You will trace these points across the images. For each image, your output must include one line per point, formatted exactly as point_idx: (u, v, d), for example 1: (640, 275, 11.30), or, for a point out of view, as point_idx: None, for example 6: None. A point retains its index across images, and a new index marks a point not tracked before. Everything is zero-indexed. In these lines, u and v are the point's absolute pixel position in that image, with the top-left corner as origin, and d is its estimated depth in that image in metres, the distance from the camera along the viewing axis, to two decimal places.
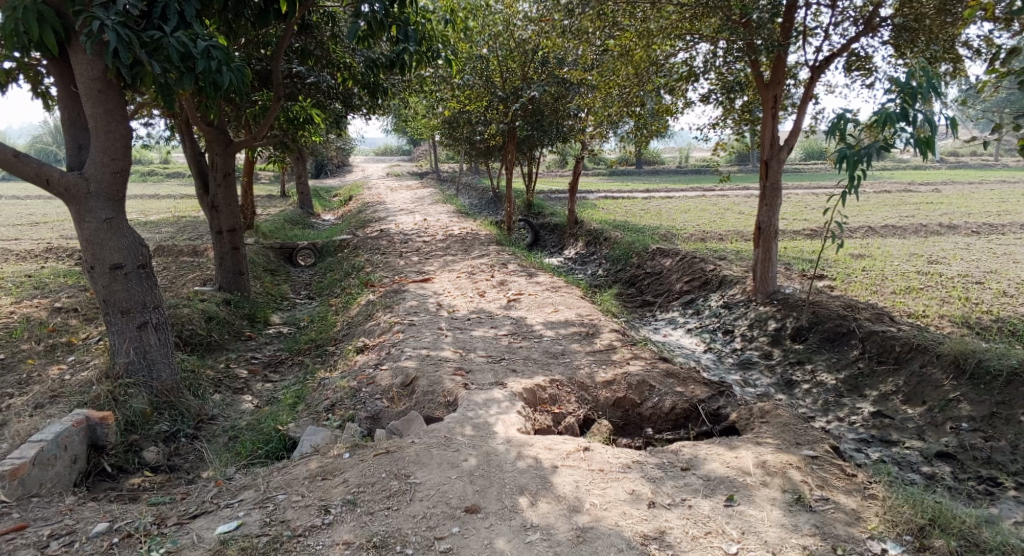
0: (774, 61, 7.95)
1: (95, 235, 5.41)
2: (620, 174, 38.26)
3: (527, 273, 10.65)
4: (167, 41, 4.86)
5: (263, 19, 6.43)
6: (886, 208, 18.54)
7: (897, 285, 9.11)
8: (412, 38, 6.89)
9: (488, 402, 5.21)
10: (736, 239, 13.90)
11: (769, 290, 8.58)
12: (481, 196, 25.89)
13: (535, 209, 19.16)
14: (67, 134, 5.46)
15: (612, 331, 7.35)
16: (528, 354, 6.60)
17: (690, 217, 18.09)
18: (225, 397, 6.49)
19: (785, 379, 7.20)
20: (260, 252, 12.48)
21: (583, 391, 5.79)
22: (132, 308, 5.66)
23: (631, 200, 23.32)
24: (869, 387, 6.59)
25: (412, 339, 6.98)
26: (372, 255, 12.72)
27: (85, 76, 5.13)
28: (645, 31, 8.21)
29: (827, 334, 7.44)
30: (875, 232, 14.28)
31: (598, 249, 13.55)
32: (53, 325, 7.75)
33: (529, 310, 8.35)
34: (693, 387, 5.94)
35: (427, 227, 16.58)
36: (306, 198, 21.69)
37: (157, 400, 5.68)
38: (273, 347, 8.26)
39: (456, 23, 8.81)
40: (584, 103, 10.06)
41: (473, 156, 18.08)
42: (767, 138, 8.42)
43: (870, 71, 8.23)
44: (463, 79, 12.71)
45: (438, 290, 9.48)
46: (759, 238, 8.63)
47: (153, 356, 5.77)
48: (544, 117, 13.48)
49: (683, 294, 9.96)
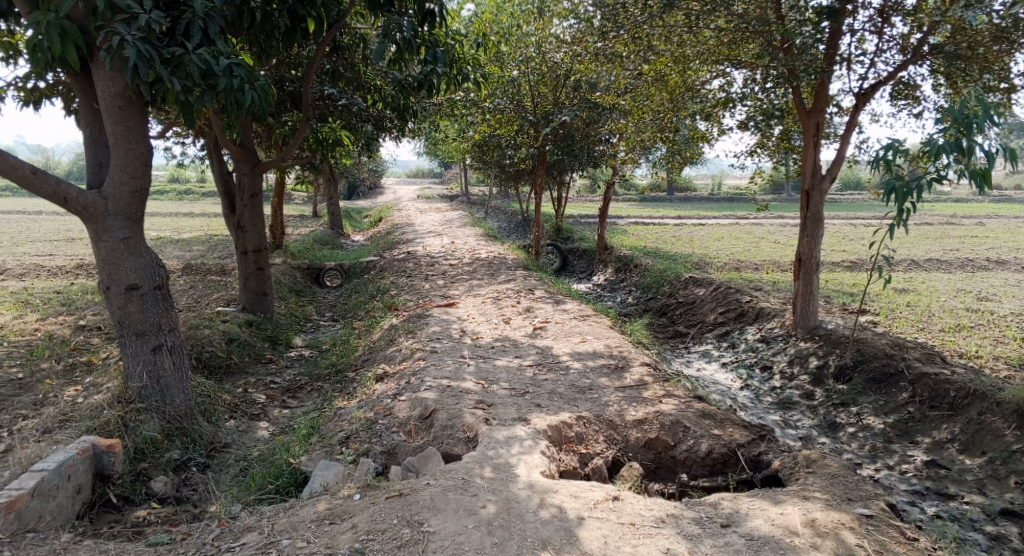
0: (816, 87, 7.58)
1: (110, 254, 5.29)
2: (651, 200, 37.95)
3: (554, 300, 10.33)
4: (189, 58, 4.76)
5: (292, 37, 6.36)
6: (930, 241, 17.85)
7: (946, 322, 8.58)
8: (440, 59, 6.70)
9: (510, 440, 4.89)
10: (771, 269, 13.43)
11: (810, 325, 8.12)
12: (510, 220, 25.72)
13: (564, 234, 18.92)
14: (88, 152, 5.39)
15: (643, 365, 6.98)
16: (554, 388, 6.27)
17: (723, 244, 17.65)
18: (240, 424, 6.32)
19: (827, 421, 6.74)
20: (286, 272, 12.41)
21: (612, 430, 5.44)
22: (147, 330, 5.51)
23: (662, 226, 22.97)
24: (921, 434, 6.10)
25: (433, 368, 6.70)
26: (398, 278, 12.56)
27: (107, 92, 5.07)
28: (681, 55, 8.03)
29: (873, 374, 6.95)
30: (919, 265, 13.67)
31: (628, 277, 13.21)
32: (74, 343, 7.69)
33: (555, 340, 8.02)
34: (731, 429, 5.53)
35: (455, 250, 16.43)
36: (337, 219, 21.80)
37: (170, 426, 5.49)
38: (293, 371, 8.06)
39: (488, 46, 8.67)
40: (616, 127, 9.82)
41: (503, 180, 17.97)
42: (809, 167, 8.03)
43: (918, 99, 7.81)
44: (494, 103, 12.65)
45: (462, 316, 9.23)
46: (800, 270, 8.20)
47: (166, 380, 5.61)
48: (575, 141, 13.37)
49: (717, 326, 9.53)
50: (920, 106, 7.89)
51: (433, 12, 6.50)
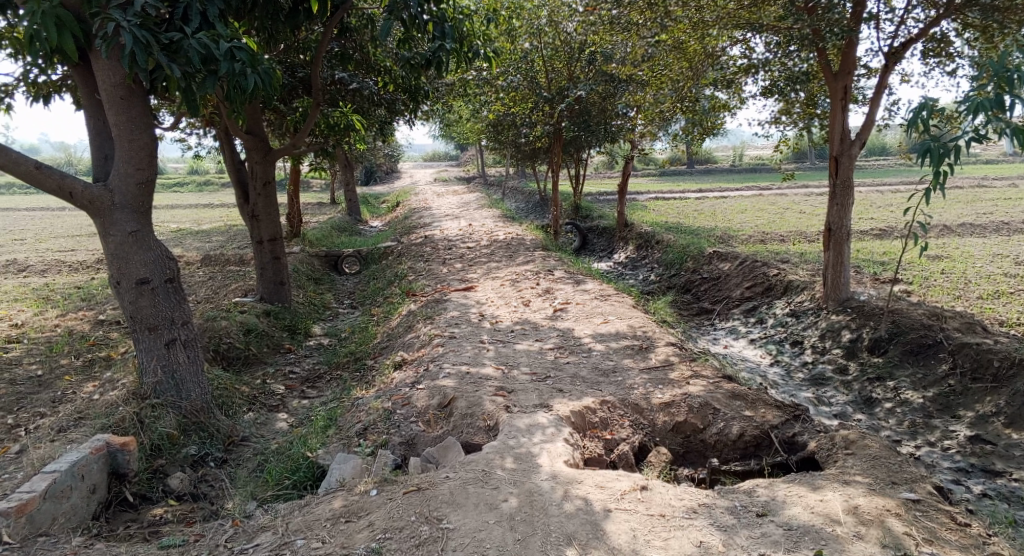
0: (843, 48, 7.16)
1: (119, 249, 5.18)
2: (671, 174, 37.31)
3: (574, 280, 10.09)
4: (187, 42, 4.55)
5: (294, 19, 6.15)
6: (962, 204, 17.19)
7: (983, 289, 8.18)
8: (448, 33, 6.44)
9: (532, 428, 4.71)
10: (798, 240, 13.02)
11: (841, 297, 7.76)
12: (528, 200, 25.43)
13: (582, 212, 18.62)
14: (92, 144, 5.26)
15: (668, 345, 6.73)
16: (576, 372, 6.07)
17: (747, 217, 17.19)
18: (258, 416, 6.25)
19: (863, 397, 6.44)
20: (304, 260, 12.32)
21: (637, 414, 5.24)
22: (159, 325, 5.41)
23: (684, 200, 22.50)
24: (963, 407, 5.78)
25: (452, 354, 6.53)
26: (416, 262, 12.41)
27: (107, 82, 4.90)
28: (700, 22, 7.58)
29: (910, 346, 6.60)
30: (953, 231, 13.15)
31: (650, 253, 12.91)
32: (94, 339, 7.67)
33: (577, 321, 7.80)
34: (763, 410, 5.30)
35: (472, 232, 16.25)
36: (354, 206, 21.68)
37: (186, 421, 5.42)
38: (312, 361, 7.97)
39: (497, 19, 8.36)
40: (633, 99, 9.47)
41: (520, 159, 17.69)
42: (837, 132, 7.61)
43: (951, 56, 7.32)
44: (507, 80, 12.38)
45: (480, 299, 9.05)
46: (829, 241, 7.84)
47: (182, 375, 5.54)
48: (591, 116, 12.79)
49: (743, 301, 9.23)
50: (954, 63, 7.42)
51: None
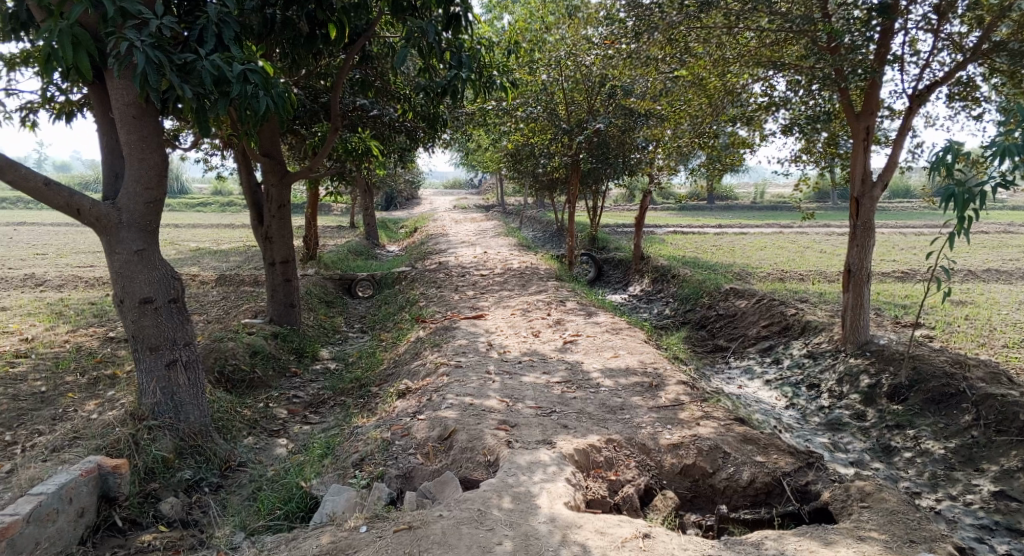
0: (865, 89, 7.03)
1: (124, 267, 5.17)
2: (690, 209, 37.14)
3: (586, 311, 9.94)
4: (200, 64, 4.58)
5: (312, 43, 6.20)
6: (988, 250, 16.82)
7: (1009, 337, 7.89)
8: (465, 63, 6.43)
9: (533, 466, 4.54)
10: (818, 280, 12.77)
11: (860, 341, 7.51)
12: (545, 230, 25.41)
13: (599, 243, 18.52)
14: (105, 163, 5.30)
15: (679, 383, 6.53)
16: (582, 408, 5.89)
17: (766, 254, 16.97)
18: (258, 442, 6.15)
19: (881, 445, 6.16)
20: (318, 282, 12.31)
21: (644, 455, 5.05)
22: (160, 345, 5.36)
23: (702, 235, 22.32)
24: (987, 460, 5.49)
25: (457, 384, 6.39)
26: (428, 288, 12.34)
27: (120, 101, 4.95)
28: (720, 59, 7.59)
29: (931, 394, 6.33)
30: (978, 276, 12.82)
31: (665, 287, 12.73)
32: (101, 356, 7.66)
33: (586, 354, 7.64)
34: (776, 456, 5.08)
35: (487, 260, 16.19)
36: (372, 230, 21.78)
37: (183, 444, 5.36)
38: (317, 385, 7.87)
39: (515, 51, 8.38)
40: (652, 133, 9.40)
41: (538, 189, 17.69)
42: (858, 172, 7.44)
43: (977, 101, 7.15)
44: (527, 111, 12.30)
45: (490, 329, 8.92)
46: (848, 282, 7.62)
47: (181, 397, 5.47)
48: (610, 150, 13.13)
49: (760, 340, 9.01)
50: (980, 108, 7.23)
51: (457, 16, 6.18)
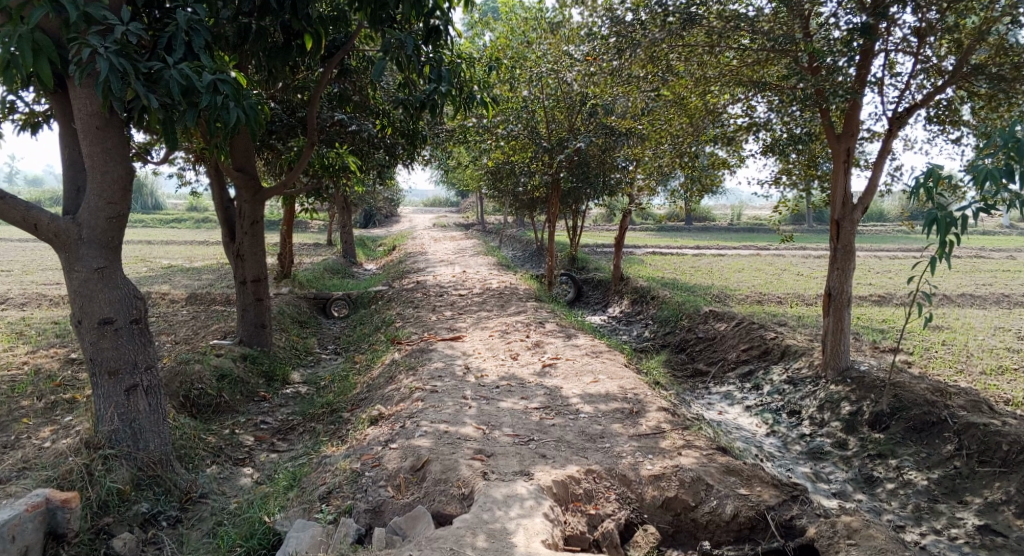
0: (846, 110, 7.07)
1: (83, 285, 4.90)
2: (669, 230, 37.42)
3: (565, 333, 9.79)
4: (169, 73, 4.38)
5: (287, 55, 6.00)
6: (962, 274, 17.05)
7: (986, 363, 7.90)
8: (445, 77, 6.27)
9: (510, 499, 4.34)
10: (796, 303, 12.81)
11: (841, 367, 7.44)
12: (526, 248, 25.33)
13: (579, 263, 18.47)
14: (66, 176, 5.04)
15: (660, 410, 6.38)
16: (561, 436, 5.71)
17: (744, 276, 17.05)
18: (221, 471, 5.86)
19: (863, 474, 6.07)
20: (291, 301, 12.02)
21: (625, 487, 4.88)
22: (119, 368, 5.08)
23: (681, 256, 22.41)
24: (970, 493, 5.41)
25: (432, 410, 6.17)
26: (404, 308, 12.11)
27: (83, 111, 4.72)
28: (702, 78, 7.65)
29: (913, 423, 6.25)
30: (953, 301, 12.94)
31: (645, 309, 12.65)
32: (60, 379, 7.29)
33: (565, 379, 7.46)
34: (760, 488, 4.94)
35: (465, 279, 16.01)
36: (350, 248, 21.47)
37: (140, 475, 5.07)
38: (287, 410, 7.58)
39: (497, 68, 8.30)
40: (632, 153, 9.34)
41: (518, 208, 17.62)
42: (838, 196, 7.43)
43: (954, 125, 7.22)
44: (507, 129, 12.06)
45: (467, 351, 8.71)
46: (829, 306, 7.57)
47: (140, 424, 5.18)
48: (590, 169, 13.09)
49: (739, 364, 8.92)
50: (959, 130, 7.28)
51: (439, 29, 6.07)
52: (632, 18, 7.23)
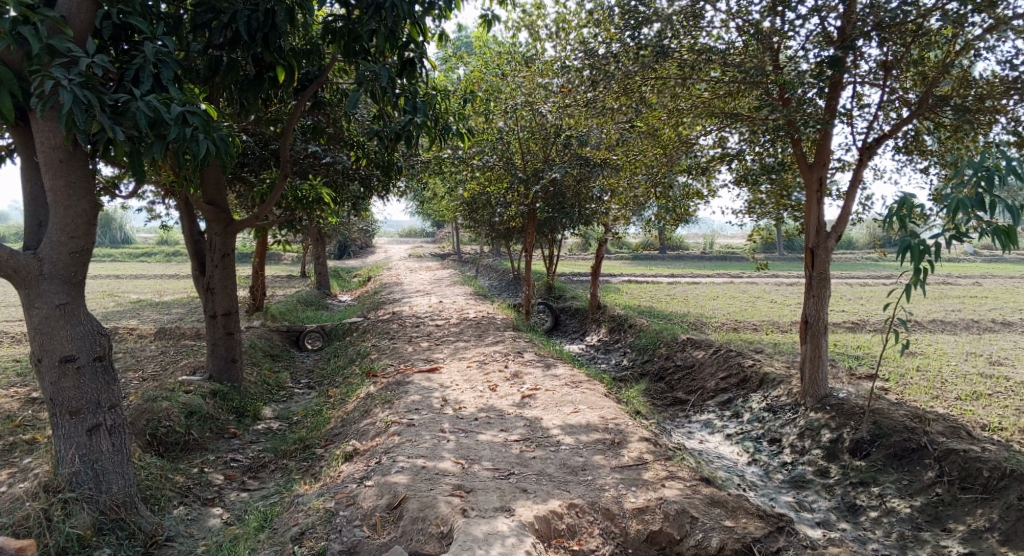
0: (818, 141, 7.20)
1: (43, 322, 4.70)
2: (644, 258, 37.78)
3: (544, 363, 9.69)
4: (135, 105, 4.28)
5: (260, 87, 5.91)
6: (930, 300, 17.40)
7: (960, 388, 7.98)
8: (421, 109, 6.23)
9: (491, 537, 4.19)
10: (771, 330, 12.92)
11: (819, 394, 7.46)
12: (502, 278, 25.29)
13: (555, 292, 18.46)
14: (27, 210, 4.86)
15: (642, 440, 6.29)
16: (542, 469, 5.58)
17: (719, 304, 17.17)
18: (188, 513, 5.59)
19: (846, 503, 6.03)
20: (263, 334, 11.75)
21: (608, 521, 4.76)
22: (81, 408, 4.84)
23: (657, 284, 22.55)
24: (953, 519, 5.39)
25: (409, 445, 6.00)
26: (380, 340, 11.91)
27: (45, 144, 4.57)
28: (675, 109, 7.76)
29: (894, 450, 6.25)
30: (924, 327, 13.15)
31: (622, 337, 12.62)
32: (19, 419, 6.96)
33: (545, 410, 7.34)
34: (745, 520, 4.87)
35: (442, 310, 15.86)
36: (324, 279, 21.20)
37: (102, 519, 4.80)
38: (257, 447, 7.32)
39: (473, 99, 8.32)
40: (607, 184, 9.40)
41: (494, 238, 17.62)
42: (812, 224, 7.53)
43: (922, 155, 7.41)
44: (483, 160, 12.19)
45: (444, 383, 8.56)
46: (806, 333, 7.62)
47: (102, 465, 4.93)
48: (566, 200, 13.21)
49: (718, 392, 8.90)
50: (926, 160, 7.48)
51: (412, 61, 6.07)
52: (606, 50, 7.34)
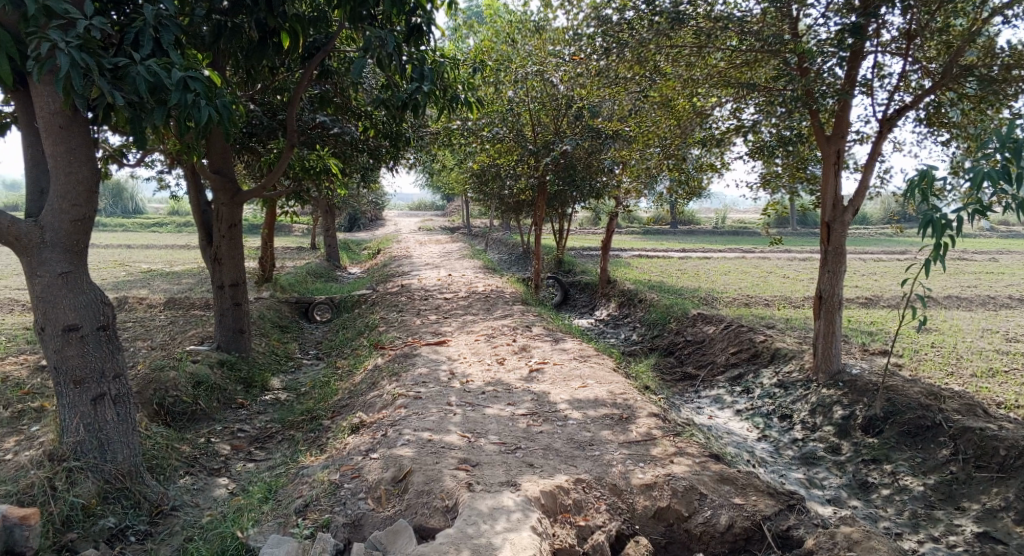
0: (837, 111, 6.96)
1: (46, 291, 4.65)
2: (654, 233, 37.51)
3: (553, 337, 9.60)
4: (134, 68, 4.13)
5: (262, 51, 5.73)
6: (946, 275, 17.10)
7: (976, 366, 7.83)
8: (427, 76, 6.04)
9: (496, 512, 4.14)
10: (783, 306, 12.75)
11: (832, 370, 7.33)
12: (511, 252, 25.17)
13: (565, 266, 18.33)
14: (29, 177, 4.78)
15: (650, 416, 6.22)
16: (549, 443, 5.52)
17: (731, 279, 17.00)
18: (195, 483, 5.60)
19: (857, 480, 5.94)
20: (272, 306, 11.73)
21: (615, 497, 4.71)
22: (85, 377, 4.81)
23: (667, 259, 22.37)
24: (968, 498, 5.30)
25: (415, 418, 5.95)
26: (388, 312, 11.87)
27: (44, 109, 4.45)
28: (690, 79, 7.53)
29: (907, 427, 6.14)
30: (939, 303, 12.93)
31: (632, 312, 12.50)
32: (28, 387, 6.97)
33: (553, 384, 7.28)
34: (754, 498, 4.80)
35: (451, 283, 15.79)
36: (334, 252, 21.16)
37: (108, 487, 4.81)
38: (265, 418, 7.32)
39: (481, 67, 8.09)
40: (619, 156, 9.18)
41: (504, 211, 17.46)
42: (829, 197, 7.32)
43: (945, 127, 7.15)
44: (492, 131, 11.98)
45: (452, 356, 8.50)
46: (820, 308, 7.47)
47: (108, 434, 4.91)
48: (577, 171, 12.76)
49: (729, 368, 8.79)
50: (946, 132, 7.22)
51: (419, 27, 5.87)
52: (619, 17, 7.08)
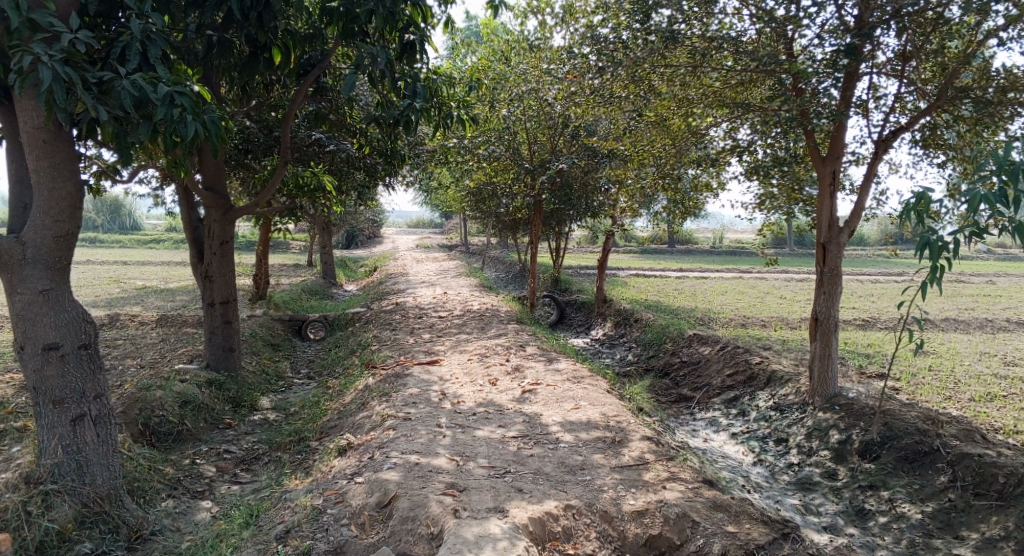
0: (832, 132, 6.94)
1: (26, 308, 4.56)
2: (651, 252, 37.52)
3: (547, 357, 9.50)
4: (120, 83, 4.08)
5: (253, 67, 5.70)
6: (943, 298, 17.06)
7: (975, 390, 7.73)
8: (420, 93, 6.00)
9: (481, 540, 4.02)
10: (779, 327, 12.67)
11: (829, 394, 7.23)
12: (508, 270, 25.10)
13: (561, 285, 18.26)
14: (12, 193, 4.71)
15: (643, 439, 6.10)
16: (540, 468, 5.40)
17: (727, 299, 16.95)
18: (176, 506, 5.46)
19: (854, 507, 5.82)
20: (265, 324, 11.62)
21: (605, 524, 4.58)
22: (64, 397, 4.70)
23: (664, 279, 22.32)
24: (967, 527, 5.18)
25: (403, 440, 5.83)
26: (381, 331, 11.76)
27: (28, 124, 4.40)
28: (685, 99, 7.53)
29: (905, 453, 6.03)
30: (937, 325, 12.86)
31: (628, 332, 12.41)
32: (11, 406, 6.85)
33: (545, 405, 7.16)
34: (748, 526, 4.68)
35: (446, 301, 15.70)
36: (330, 269, 21.08)
37: (85, 512, 4.67)
38: (252, 438, 7.18)
39: (477, 86, 8.09)
40: (615, 175, 9.15)
41: (500, 230, 17.43)
42: (824, 218, 7.28)
43: (940, 148, 7.12)
44: (488, 149, 11.97)
45: (444, 376, 8.39)
46: (816, 330, 7.39)
47: (87, 456, 4.79)
48: (572, 191, 12.94)
49: (724, 390, 8.68)
50: (942, 155, 7.20)
51: (412, 45, 5.85)
52: (614, 36, 7.07)
